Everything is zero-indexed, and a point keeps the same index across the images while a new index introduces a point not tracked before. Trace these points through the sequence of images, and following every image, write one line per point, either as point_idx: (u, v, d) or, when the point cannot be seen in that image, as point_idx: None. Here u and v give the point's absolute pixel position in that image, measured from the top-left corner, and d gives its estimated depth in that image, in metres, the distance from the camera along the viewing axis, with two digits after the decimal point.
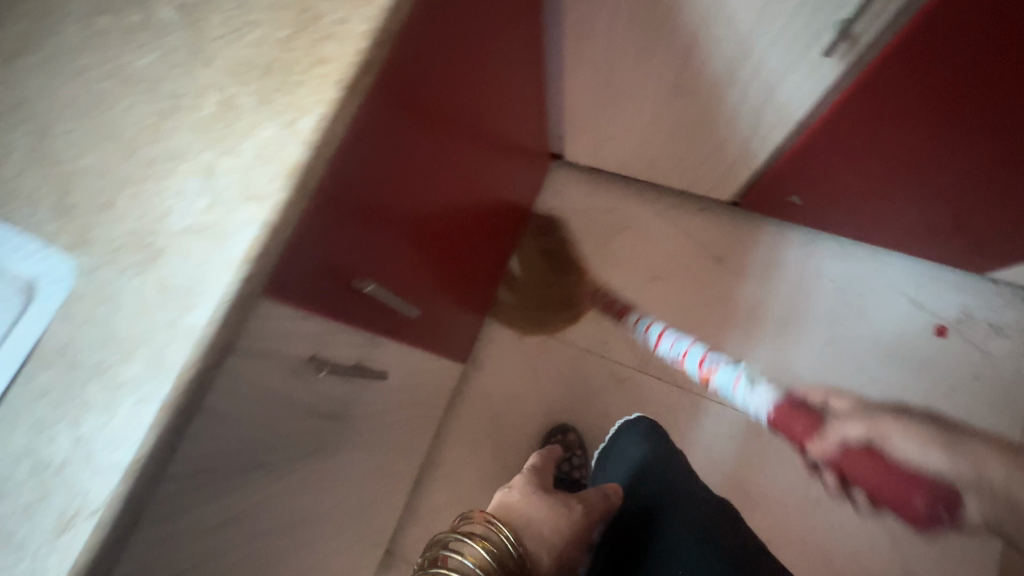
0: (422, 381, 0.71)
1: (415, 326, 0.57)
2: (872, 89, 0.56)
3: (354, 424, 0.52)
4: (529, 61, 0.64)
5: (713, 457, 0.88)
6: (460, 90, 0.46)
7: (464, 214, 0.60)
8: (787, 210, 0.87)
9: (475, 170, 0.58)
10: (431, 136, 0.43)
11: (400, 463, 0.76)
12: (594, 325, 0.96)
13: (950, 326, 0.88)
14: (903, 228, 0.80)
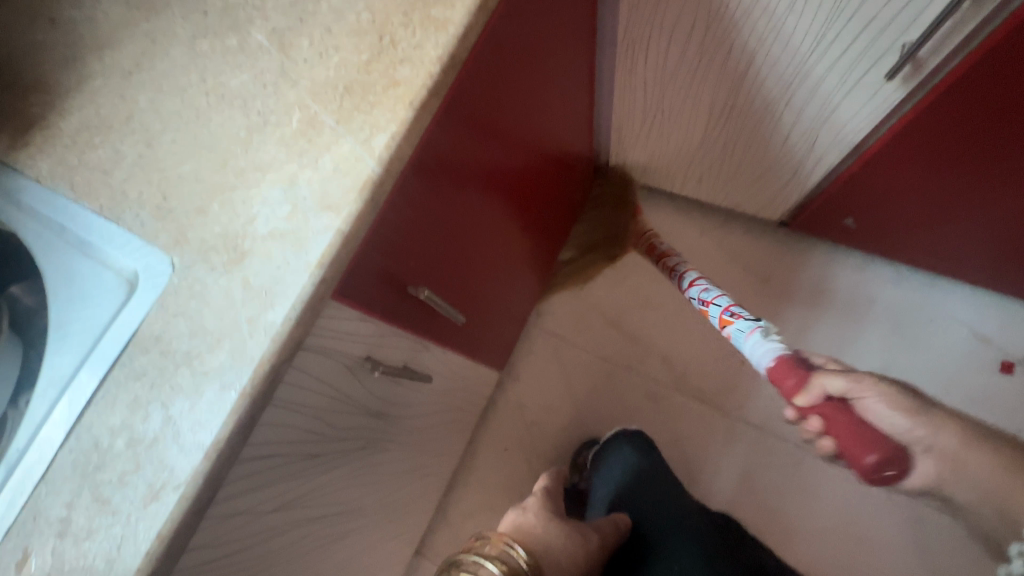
0: (462, 386, 0.73)
1: (461, 332, 0.59)
2: (939, 113, 0.54)
3: (397, 423, 0.54)
4: (583, 79, 0.65)
5: (748, 482, 0.87)
6: (519, 105, 0.47)
7: (513, 225, 0.61)
8: (839, 233, 0.84)
9: (526, 184, 0.60)
10: (490, 150, 0.45)
11: (435, 465, 0.79)
12: (631, 340, 0.96)
13: (1017, 362, 0.83)
14: (970, 256, 0.76)
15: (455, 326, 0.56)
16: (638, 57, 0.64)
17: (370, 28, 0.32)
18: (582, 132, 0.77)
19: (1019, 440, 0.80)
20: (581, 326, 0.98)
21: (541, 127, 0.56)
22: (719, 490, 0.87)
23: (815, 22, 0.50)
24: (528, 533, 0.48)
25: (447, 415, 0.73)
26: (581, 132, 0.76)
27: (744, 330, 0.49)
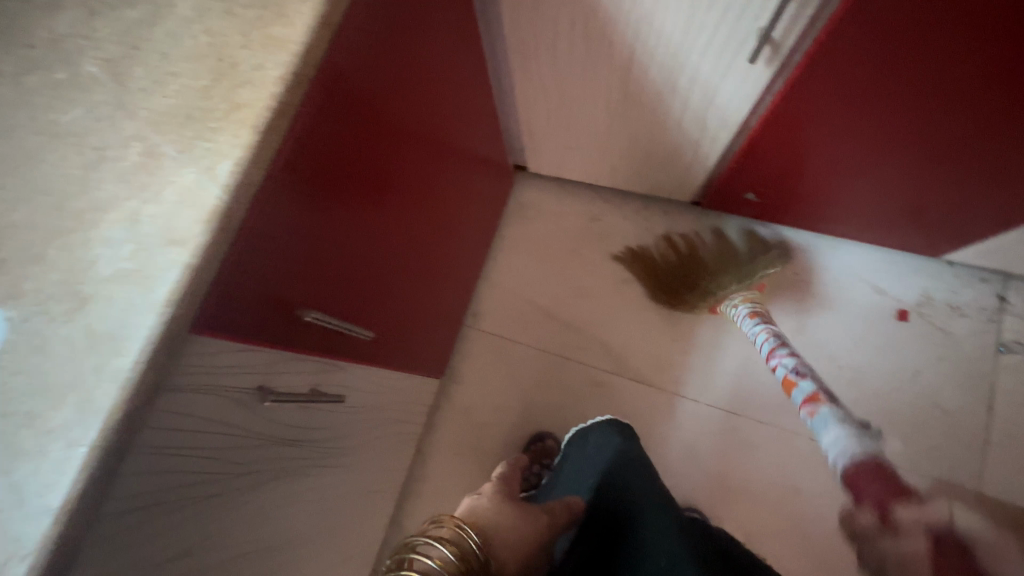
0: (395, 399, 0.72)
1: (376, 346, 0.58)
2: (805, 88, 0.58)
3: (320, 449, 0.53)
4: (479, 84, 0.66)
5: (692, 454, 0.89)
6: (404, 112, 0.47)
7: (422, 231, 0.61)
8: (745, 208, 0.89)
9: (430, 189, 0.59)
10: (377, 160, 0.45)
11: (379, 482, 0.77)
12: (568, 331, 0.97)
13: (912, 310, 0.90)
14: (860, 218, 0.82)
15: (368, 342, 0.55)
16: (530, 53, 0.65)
17: (210, 52, 0.31)
18: (489, 135, 0.77)
19: (923, 380, 0.87)
20: (518, 322, 0.99)
21: (436, 131, 0.56)
22: (667, 467, 0.89)
23: (680, 13, 0.53)
24: (480, 515, 0.48)
25: (384, 430, 0.72)
26: (489, 133, 0.77)
27: (833, 421, 0.52)
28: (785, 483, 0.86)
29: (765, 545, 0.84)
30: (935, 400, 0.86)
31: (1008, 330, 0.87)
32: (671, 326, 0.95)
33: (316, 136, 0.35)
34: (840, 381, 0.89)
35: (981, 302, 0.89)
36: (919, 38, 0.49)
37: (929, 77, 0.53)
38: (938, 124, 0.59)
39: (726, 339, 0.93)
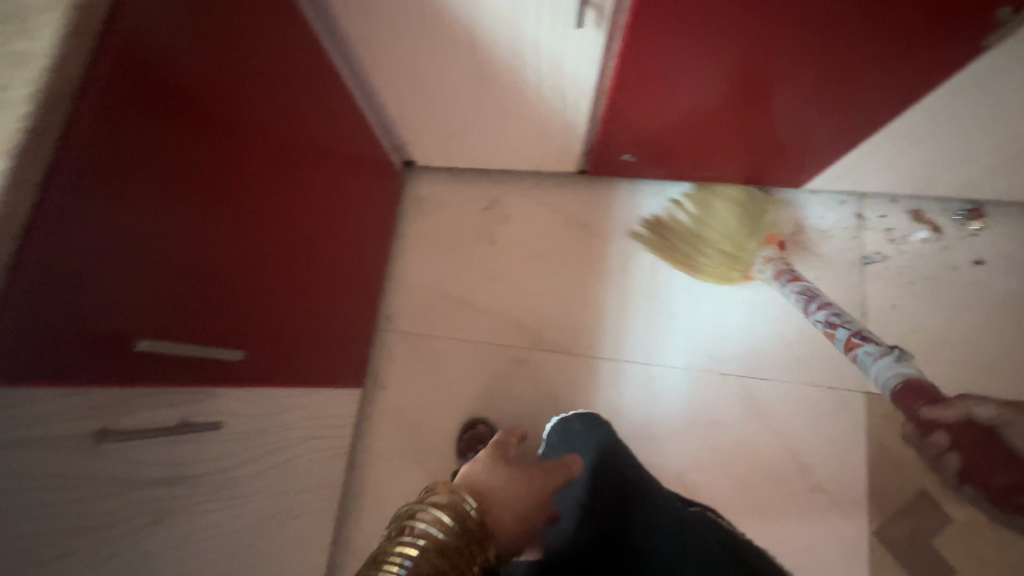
0: (299, 419, 0.70)
1: (248, 361, 0.56)
2: (639, 48, 0.61)
3: (212, 484, 0.52)
4: (333, 90, 0.67)
5: (616, 410, 0.93)
6: (232, 115, 0.48)
7: (290, 240, 0.60)
8: (626, 168, 0.93)
9: (293, 197, 0.59)
10: (205, 162, 0.45)
11: (300, 500, 0.75)
12: (483, 316, 0.98)
13: (789, 240, 0.97)
14: (729, 160, 0.88)
15: (247, 363, 0.55)
16: (372, 29, 0.65)
17: None
18: (359, 137, 0.77)
19: (807, 302, 0.95)
20: (433, 316, 0.99)
21: (285, 136, 0.56)
22: None
23: None
24: (475, 480, 0.49)
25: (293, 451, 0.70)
26: (358, 134, 0.76)
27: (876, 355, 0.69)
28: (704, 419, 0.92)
29: (693, 479, 0.90)
30: (819, 317, 0.94)
31: (869, 243, 0.97)
32: (578, 293, 0.98)
33: (102, 170, 0.35)
34: (735, 315, 0.95)
35: (844, 223, 0.98)
36: None
37: (739, 20, 0.57)
38: (763, 62, 0.63)
39: (632, 297, 0.97)
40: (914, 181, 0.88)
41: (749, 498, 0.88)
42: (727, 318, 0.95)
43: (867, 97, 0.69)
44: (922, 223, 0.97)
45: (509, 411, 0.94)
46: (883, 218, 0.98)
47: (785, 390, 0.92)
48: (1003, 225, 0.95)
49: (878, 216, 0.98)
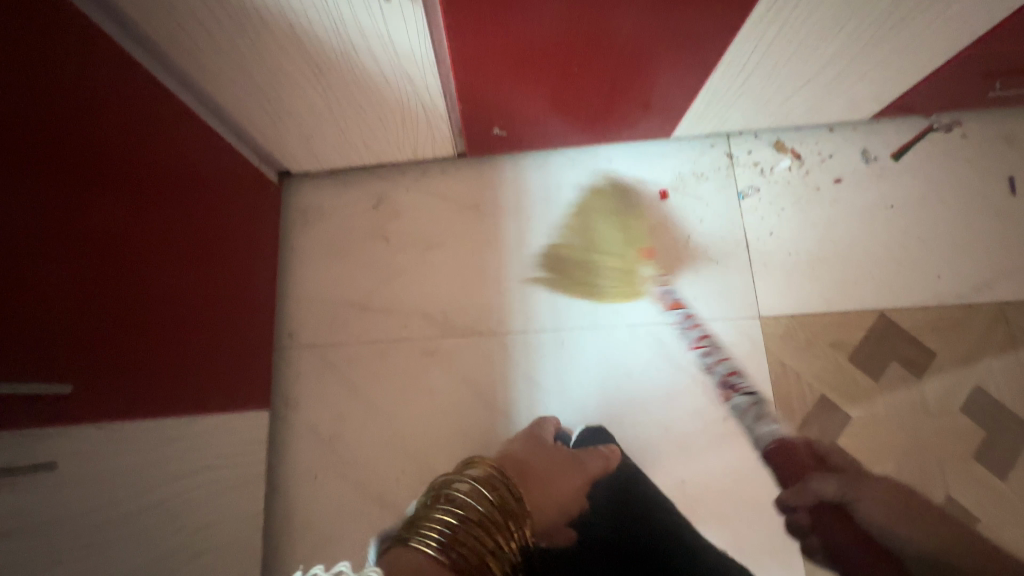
0: (172, 439, 0.66)
1: (104, 393, 0.57)
2: (460, 19, 0.64)
3: (43, 536, 0.50)
4: (146, 103, 0.65)
5: (534, 381, 0.93)
6: (153, 186, 0.64)
7: (186, 296, 0.69)
8: (500, 143, 0.95)
9: (193, 261, 0.71)
10: (125, 209, 0.60)
11: (202, 534, 0.71)
12: (388, 314, 0.96)
13: (670, 189, 1.02)
14: (594, 122, 0.92)
15: (72, 394, 0.53)
16: (192, 31, 0.64)
17: None
18: (244, 216, 0.86)
19: (693, 243, 0.99)
20: (337, 323, 0.96)
21: (193, 212, 0.71)
22: (518, 401, 0.93)
23: None
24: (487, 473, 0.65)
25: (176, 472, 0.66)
26: (243, 216, 0.85)
27: None
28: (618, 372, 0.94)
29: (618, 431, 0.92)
30: (707, 257, 0.99)
31: (740, 179, 1.03)
32: (478, 275, 0.98)
33: None
34: (631, 268, 0.98)
35: (716, 164, 1.03)
36: None
37: None
38: (579, 21, 0.67)
39: (533, 270, 0.98)
40: (766, 114, 0.94)
41: (672, 440, 0.91)
42: (625, 274, 0.98)
43: (696, 40, 0.73)
44: (784, 153, 1.03)
45: (429, 402, 0.93)
46: (749, 153, 1.04)
47: (689, 329, 0.95)
48: (852, 145, 1.04)
49: (745, 153, 1.04)
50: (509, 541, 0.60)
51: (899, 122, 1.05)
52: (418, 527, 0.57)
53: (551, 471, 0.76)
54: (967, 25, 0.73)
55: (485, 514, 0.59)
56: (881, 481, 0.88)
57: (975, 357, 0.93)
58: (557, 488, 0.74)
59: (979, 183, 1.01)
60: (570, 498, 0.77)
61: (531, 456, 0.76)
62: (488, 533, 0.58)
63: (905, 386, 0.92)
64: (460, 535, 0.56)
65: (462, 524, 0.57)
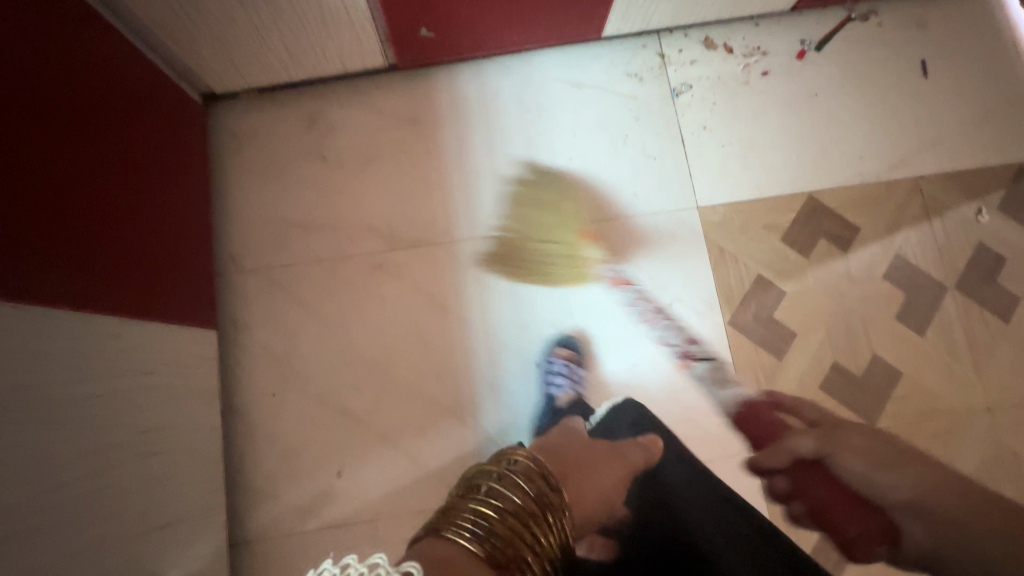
0: (99, 338, 0.64)
1: (12, 267, 0.54)
2: None
3: None
4: None
5: (484, 284, 0.95)
6: (41, 62, 0.61)
7: (93, 191, 0.66)
8: (428, 47, 0.93)
9: (100, 151, 0.68)
10: (11, 82, 0.57)
11: (149, 441, 0.71)
12: (334, 232, 0.95)
13: (605, 89, 1.03)
14: (523, 20, 0.91)
15: None
16: None
17: None
18: (158, 126, 0.82)
19: (631, 142, 1.01)
20: (280, 245, 0.94)
21: (96, 102, 0.68)
22: (470, 305, 0.94)
23: None
24: (529, 469, 0.63)
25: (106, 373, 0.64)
26: (156, 124, 0.81)
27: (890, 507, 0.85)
28: (564, 269, 0.96)
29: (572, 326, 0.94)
30: (644, 154, 1.00)
31: (674, 76, 1.04)
32: (421, 187, 0.97)
33: None
34: (572, 169, 0.99)
35: (649, 63, 1.04)
36: None
37: None
38: None
39: (475, 179, 0.99)
40: (694, 3, 0.95)
41: (622, 329, 0.95)
42: (567, 176, 0.99)
43: None
44: (715, 49, 1.05)
45: (381, 314, 0.93)
46: (681, 51, 1.05)
47: (631, 224, 0.98)
48: (779, 37, 1.06)
49: (677, 52, 1.05)
50: (545, 534, 0.59)
51: (823, 12, 1.08)
52: (453, 517, 0.57)
53: (584, 459, 0.75)
54: None
55: (523, 506, 0.59)
56: (814, 347, 0.95)
57: (893, 229, 1.00)
58: (591, 481, 0.72)
59: (894, 69, 1.07)
60: (609, 491, 0.74)
61: (566, 450, 0.75)
62: (525, 524, 0.58)
63: (832, 259, 0.98)
64: (498, 527, 0.56)
65: (501, 516, 0.57)
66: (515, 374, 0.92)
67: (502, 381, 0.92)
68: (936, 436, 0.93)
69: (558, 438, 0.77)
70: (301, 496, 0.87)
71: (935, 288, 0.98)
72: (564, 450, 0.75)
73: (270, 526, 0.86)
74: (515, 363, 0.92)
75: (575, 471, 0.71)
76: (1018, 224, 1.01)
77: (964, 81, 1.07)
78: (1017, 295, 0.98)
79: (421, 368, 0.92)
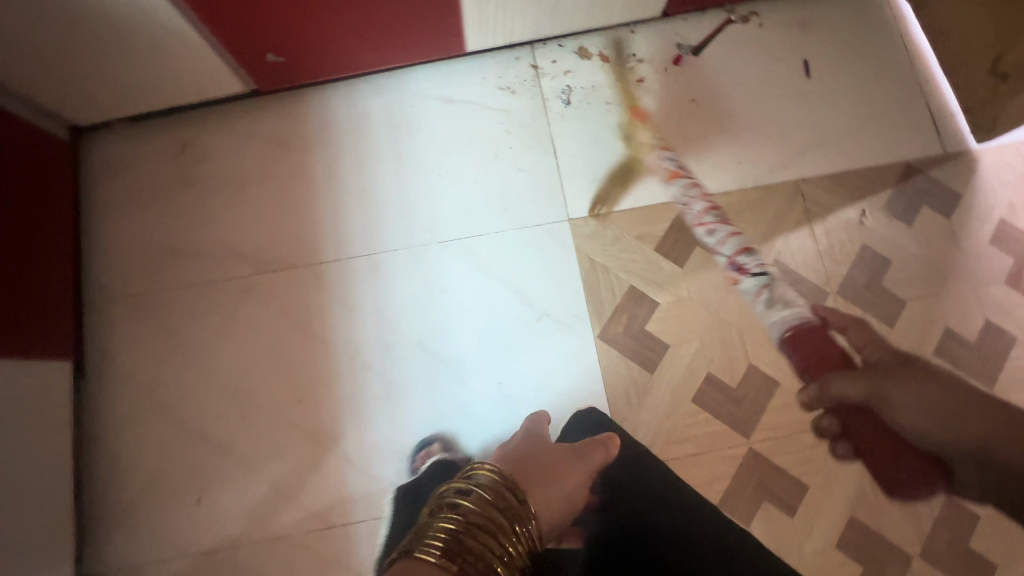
0: None
1: None
2: None
3: None
4: None
5: (348, 304, 0.94)
6: None
7: None
8: (283, 72, 0.93)
9: None
10: None
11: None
12: (202, 257, 0.96)
13: (475, 103, 1.02)
14: (375, 41, 0.91)
15: None
16: None
17: None
18: (17, 162, 0.83)
19: (502, 156, 1.00)
20: (148, 272, 0.95)
21: None
22: (334, 326, 0.93)
23: None
24: (494, 485, 0.62)
25: None
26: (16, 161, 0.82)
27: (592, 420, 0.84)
28: (431, 286, 0.95)
29: (437, 344, 0.93)
30: (515, 167, 0.99)
31: (546, 87, 1.03)
32: (289, 209, 0.97)
33: None
34: (441, 185, 0.98)
35: (521, 75, 1.03)
36: None
37: None
38: None
39: (344, 200, 0.98)
40: (551, 13, 0.94)
41: (489, 345, 0.93)
42: (434, 192, 0.98)
43: None
44: (589, 59, 1.04)
45: (246, 338, 0.93)
46: (554, 62, 1.04)
47: (500, 238, 0.97)
48: (655, 44, 1.05)
49: (551, 62, 1.04)
50: (516, 546, 0.59)
51: (702, 16, 1.06)
52: (422, 536, 0.56)
53: (554, 466, 0.72)
54: None
55: (487, 518, 0.59)
56: (687, 359, 0.93)
57: (772, 235, 0.97)
58: (561, 485, 0.71)
59: (777, 70, 1.04)
60: (575, 497, 0.72)
61: (532, 454, 0.74)
62: (493, 538, 0.57)
63: (707, 268, 0.96)
64: (461, 543, 0.55)
65: (465, 530, 0.56)
66: (378, 395, 0.91)
67: (363, 401, 0.91)
68: (815, 448, 0.90)
69: (520, 444, 0.76)
70: (162, 523, 0.87)
71: (815, 295, 0.95)
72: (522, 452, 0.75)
73: (128, 554, 0.86)
74: (379, 385, 0.91)
75: (542, 481, 0.70)
76: (902, 227, 0.98)
77: (851, 79, 1.04)
78: (902, 299, 0.95)
79: (285, 391, 0.91)
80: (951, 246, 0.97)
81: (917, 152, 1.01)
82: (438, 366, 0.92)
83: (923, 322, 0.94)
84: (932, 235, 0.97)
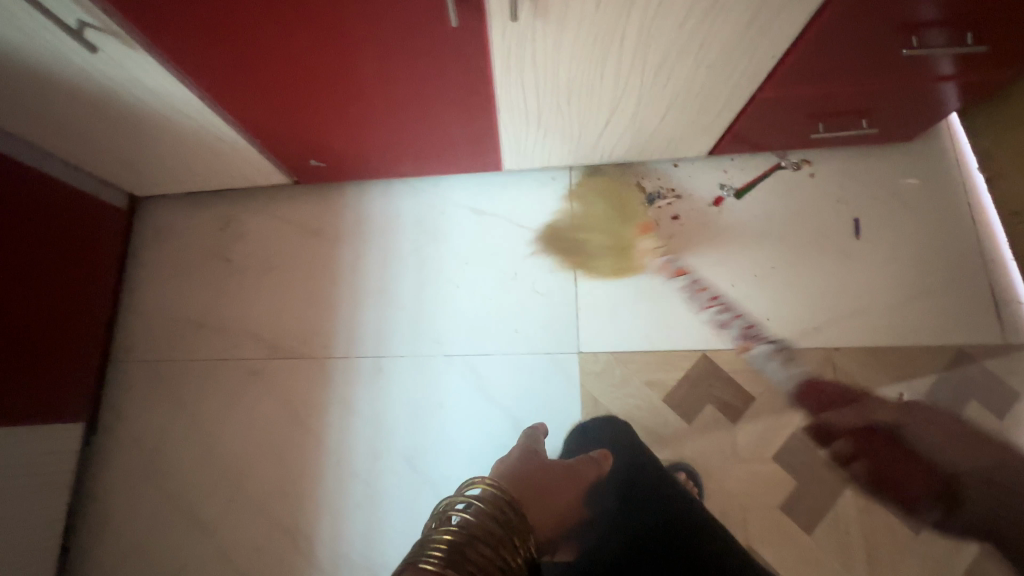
0: None
1: None
2: (201, 71, 0.68)
3: None
4: None
5: (347, 403, 0.95)
6: None
7: None
8: (326, 173, 0.97)
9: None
10: None
11: None
12: (221, 334, 1.00)
13: (504, 219, 1.02)
14: (413, 157, 0.94)
15: None
16: None
17: None
18: (74, 236, 0.90)
19: (522, 275, 0.99)
20: (172, 340, 1.00)
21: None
22: (330, 423, 0.94)
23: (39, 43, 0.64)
24: (491, 495, 0.63)
25: None
26: (72, 236, 0.90)
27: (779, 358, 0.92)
28: (428, 398, 0.94)
29: (424, 461, 0.92)
30: (532, 290, 0.98)
31: (576, 211, 1.02)
32: (308, 298, 1.01)
33: None
34: (456, 296, 0.99)
35: (554, 196, 1.03)
36: (200, 20, 0.60)
37: (254, 38, 0.64)
38: (321, 68, 0.70)
39: (363, 297, 1.00)
40: (589, 148, 0.94)
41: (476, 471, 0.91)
42: (448, 303, 0.99)
43: (456, 87, 0.75)
44: (626, 188, 1.03)
45: (244, 423, 0.95)
46: (589, 186, 1.03)
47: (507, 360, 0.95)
48: (697, 181, 1.02)
49: (587, 186, 1.03)
50: (515, 556, 0.60)
51: (750, 157, 1.03)
52: (424, 548, 0.56)
53: (549, 484, 0.73)
54: (723, 74, 0.75)
55: (488, 529, 0.59)
56: None
57: (794, 403, 0.91)
58: (557, 504, 0.72)
59: (824, 223, 0.99)
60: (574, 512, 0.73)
61: (528, 473, 0.73)
62: (492, 549, 0.58)
63: (717, 429, 0.90)
64: (462, 560, 0.55)
65: (466, 542, 0.56)
66: (359, 503, 0.91)
67: (343, 507, 0.91)
68: None
69: (521, 461, 0.74)
70: None
71: (833, 480, 0.87)
72: (524, 470, 0.73)
73: None
74: (360, 492, 0.91)
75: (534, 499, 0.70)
76: (945, 419, 0.89)
77: (906, 246, 0.97)
78: (933, 503, 0.85)
79: (271, 481, 0.92)
80: (998, 451, 0.87)
81: (972, 337, 0.92)
82: (421, 484, 0.91)
83: (955, 535, 0.84)
84: (978, 436, 0.88)
